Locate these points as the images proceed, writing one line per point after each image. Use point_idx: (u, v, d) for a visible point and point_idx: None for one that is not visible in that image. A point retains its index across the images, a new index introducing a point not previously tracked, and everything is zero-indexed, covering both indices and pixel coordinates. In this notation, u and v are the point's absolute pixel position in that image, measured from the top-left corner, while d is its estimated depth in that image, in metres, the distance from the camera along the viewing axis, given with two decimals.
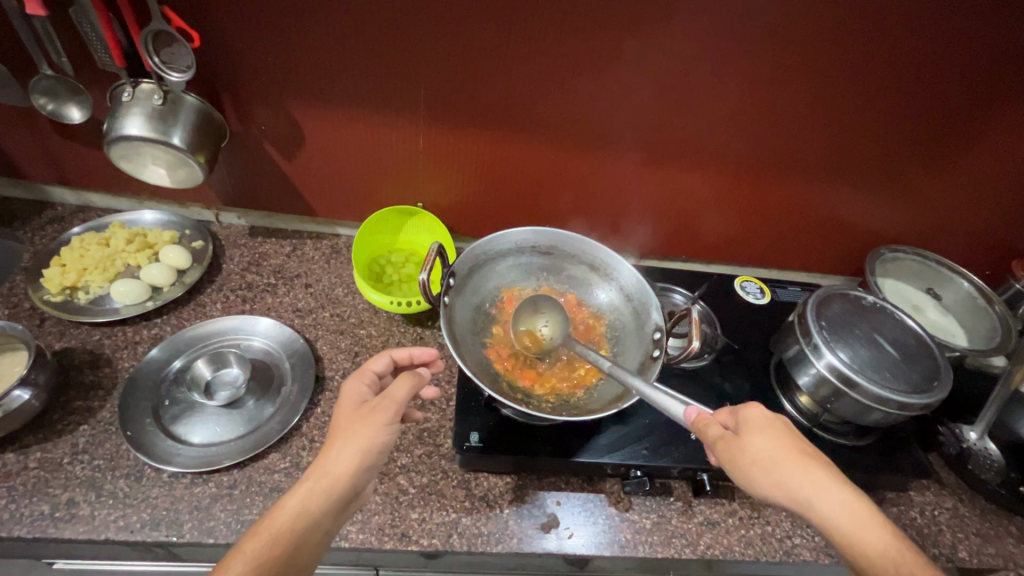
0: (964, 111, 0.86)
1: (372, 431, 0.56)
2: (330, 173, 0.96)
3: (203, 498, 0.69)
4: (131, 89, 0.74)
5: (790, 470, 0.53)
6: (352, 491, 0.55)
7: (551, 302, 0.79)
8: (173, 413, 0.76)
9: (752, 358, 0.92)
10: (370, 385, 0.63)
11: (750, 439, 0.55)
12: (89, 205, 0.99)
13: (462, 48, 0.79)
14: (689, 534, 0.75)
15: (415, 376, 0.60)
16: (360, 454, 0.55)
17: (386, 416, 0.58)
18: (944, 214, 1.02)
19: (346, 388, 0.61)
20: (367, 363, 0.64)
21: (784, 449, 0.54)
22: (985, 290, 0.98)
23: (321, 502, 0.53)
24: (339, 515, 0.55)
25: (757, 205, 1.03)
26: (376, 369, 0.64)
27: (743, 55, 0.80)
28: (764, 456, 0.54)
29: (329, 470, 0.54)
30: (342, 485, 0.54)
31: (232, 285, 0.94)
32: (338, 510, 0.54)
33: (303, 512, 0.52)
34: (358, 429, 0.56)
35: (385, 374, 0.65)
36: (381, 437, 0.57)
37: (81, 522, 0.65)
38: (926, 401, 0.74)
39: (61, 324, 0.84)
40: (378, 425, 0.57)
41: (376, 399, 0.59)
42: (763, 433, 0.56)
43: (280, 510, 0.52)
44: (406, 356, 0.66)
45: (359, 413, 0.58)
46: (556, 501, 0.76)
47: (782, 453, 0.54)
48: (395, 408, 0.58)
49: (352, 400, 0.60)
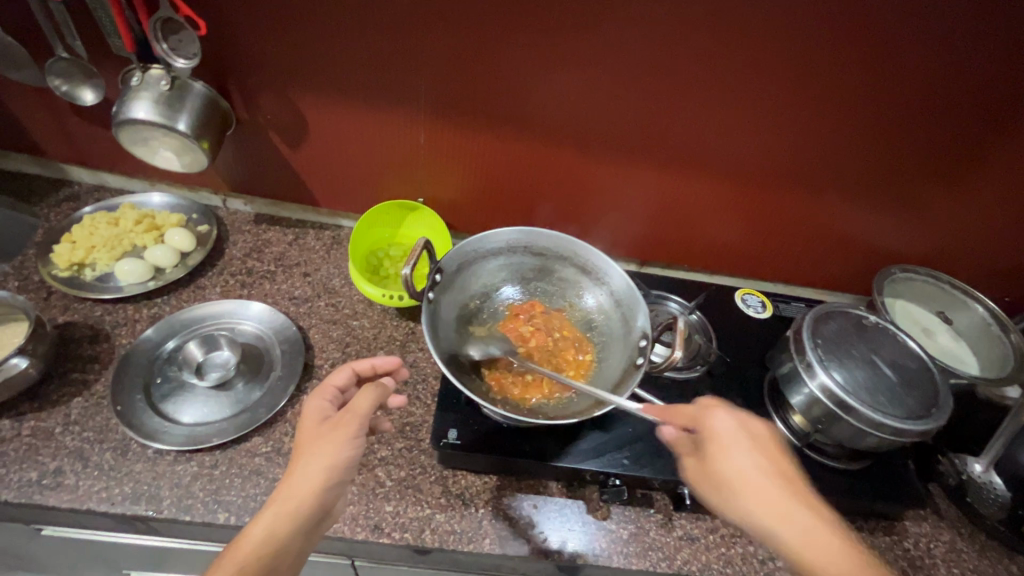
0: (981, 127, 0.82)
1: (336, 447, 0.57)
2: (333, 164, 0.97)
3: (184, 476, 0.70)
4: (141, 75, 0.76)
5: (740, 483, 0.56)
6: (321, 510, 0.56)
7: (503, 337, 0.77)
8: (163, 391, 0.77)
9: (746, 372, 0.90)
10: (333, 400, 0.63)
11: (709, 457, 0.58)
12: (104, 185, 1.02)
13: (462, 45, 0.79)
14: (666, 548, 0.74)
15: (377, 389, 0.61)
16: (325, 472, 0.55)
17: (348, 433, 0.58)
18: (962, 234, 0.98)
19: (308, 406, 0.62)
20: (328, 378, 0.64)
21: (743, 470, 0.56)
22: (1001, 316, 0.94)
23: (288, 524, 0.54)
24: (310, 534, 0.56)
25: (762, 216, 1.01)
26: (337, 385, 0.63)
27: (750, 60, 0.78)
28: (732, 477, 0.56)
29: (292, 492, 0.55)
30: (308, 506, 0.55)
31: (232, 269, 0.95)
32: (308, 531, 0.55)
33: (269, 538, 0.53)
34: (322, 448, 0.57)
35: (348, 386, 0.65)
36: (345, 452, 0.57)
37: (65, 491, 0.67)
38: (923, 428, 0.71)
39: (66, 299, 0.87)
40: (341, 441, 0.57)
41: (339, 415, 0.59)
42: (728, 450, 0.58)
43: (247, 537, 0.53)
44: (369, 368, 0.67)
45: (321, 429, 0.59)
46: (533, 505, 0.75)
47: (740, 469, 0.56)
48: (358, 422, 0.59)
49: (314, 417, 0.60)
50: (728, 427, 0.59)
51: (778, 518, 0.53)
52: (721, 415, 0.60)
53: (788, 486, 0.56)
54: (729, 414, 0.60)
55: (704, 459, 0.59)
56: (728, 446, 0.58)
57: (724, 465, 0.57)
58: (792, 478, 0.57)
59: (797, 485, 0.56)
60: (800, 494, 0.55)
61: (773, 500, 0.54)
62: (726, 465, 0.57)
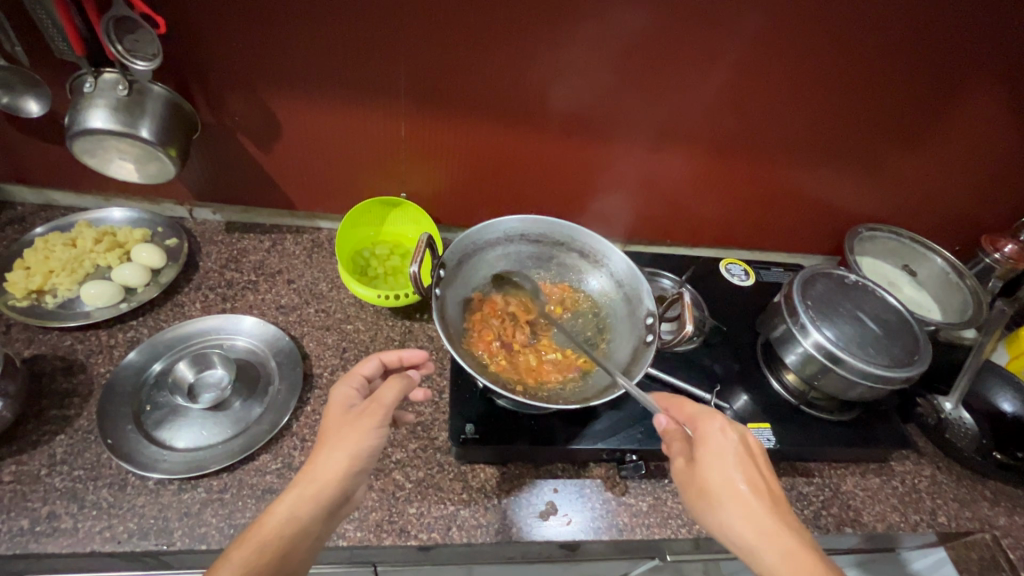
0: (935, 90, 0.87)
1: (361, 434, 0.57)
2: (309, 164, 0.93)
3: (193, 504, 0.67)
4: (93, 80, 0.70)
5: (728, 494, 0.56)
6: (342, 495, 0.56)
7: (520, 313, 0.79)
8: (155, 418, 0.73)
9: (740, 339, 0.93)
10: (360, 389, 0.63)
11: (699, 462, 0.59)
12: (52, 204, 0.94)
13: (441, 33, 0.77)
14: (684, 514, 0.76)
15: (403, 380, 0.61)
16: (348, 458, 0.55)
17: (374, 422, 0.58)
18: (919, 192, 1.05)
19: (333, 393, 0.62)
20: (355, 367, 0.64)
21: (728, 479, 0.57)
22: (957, 265, 1.02)
23: (310, 507, 0.53)
24: (329, 519, 0.55)
25: (739, 188, 1.04)
26: (365, 373, 0.64)
27: (727, 36, 0.79)
28: (716, 483, 0.57)
29: (316, 475, 0.55)
30: (333, 490, 0.55)
31: (210, 283, 0.90)
32: (329, 514, 0.55)
33: (291, 518, 0.52)
34: (347, 435, 0.57)
35: (374, 377, 0.66)
36: (369, 441, 0.57)
37: (64, 536, 0.62)
38: (908, 374, 0.76)
39: (29, 330, 0.80)
40: (366, 430, 0.57)
41: (364, 404, 0.59)
42: (717, 460, 0.58)
43: (266, 520, 0.52)
44: (396, 359, 0.68)
45: (347, 416, 0.58)
46: (553, 489, 0.76)
47: (729, 479, 0.57)
48: (384, 412, 0.58)
49: (341, 404, 0.60)
50: (722, 438, 0.60)
51: (763, 532, 0.54)
52: (718, 425, 0.61)
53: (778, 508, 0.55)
54: (727, 426, 0.61)
55: (693, 461, 0.60)
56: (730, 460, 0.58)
57: (710, 471, 0.58)
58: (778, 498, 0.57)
59: (781, 501, 0.57)
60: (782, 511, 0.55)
61: (756, 514, 0.55)
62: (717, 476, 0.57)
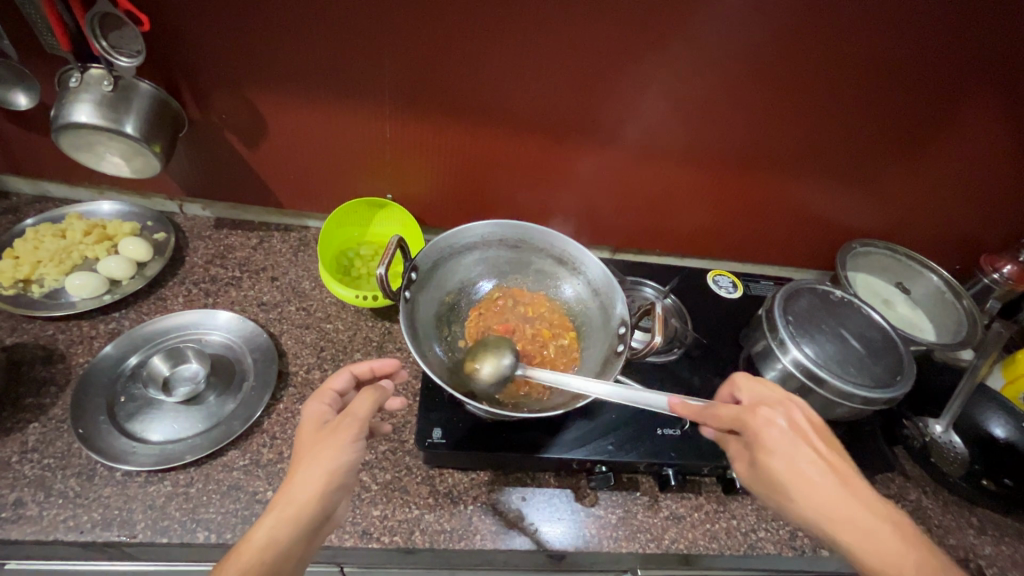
0: (930, 105, 0.86)
1: (338, 449, 0.56)
2: (296, 163, 0.94)
3: (158, 497, 0.67)
4: (80, 75, 0.71)
5: (792, 475, 0.55)
6: (322, 514, 0.54)
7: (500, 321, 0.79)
8: (129, 410, 0.74)
9: (722, 352, 0.92)
10: (333, 404, 0.63)
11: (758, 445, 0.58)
12: (46, 195, 0.95)
13: (425, 38, 0.77)
14: (654, 528, 0.75)
15: (376, 391, 0.61)
16: (325, 476, 0.55)
17: (350, 435, 0.57)
18: (916, 208, 1.03)
19: (307, 410, 0.61)
20: (327, 382, 0.64)
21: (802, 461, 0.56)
22: (954, 284, 0.99)
23: (290, 528, 0.52)
24: (312, 538, 0.54)
25: (729, 199, 1.03)
26: (336, 388, 0.64)
27: (713, 44, 0.79)
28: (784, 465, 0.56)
29: (295, 496, 0.53)
30: (312, 510, 0.53)
31: (194, 278, 0.91)
32: (311, 535, 0.54)
33: (271, 542, 0.51)
34: (323, 451, 0.56)
35: (346, 391, 0.66)
36: (346, 457, 0.56)
37: (28, 523, 0.63)
38: (889, 395, 0.74)
39: (14, 319, 0.81)
40: (343, 443, 0.56)
41: (339, 418, 0.59)
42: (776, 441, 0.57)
43: (245, 549, 0.50)
44: (367, 370, 0.67)
45: (321, 433, 0.58)
46: (522, 497, 0.75)
47: (790, 459, 0.56)
48: (359, 424, 0.58)
49: (314, 421, 0.60)
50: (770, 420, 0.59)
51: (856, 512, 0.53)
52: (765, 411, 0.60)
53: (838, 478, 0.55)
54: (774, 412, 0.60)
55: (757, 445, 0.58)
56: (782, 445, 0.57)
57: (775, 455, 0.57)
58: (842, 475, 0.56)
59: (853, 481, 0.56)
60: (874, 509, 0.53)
61: (825, 492, 0.54)
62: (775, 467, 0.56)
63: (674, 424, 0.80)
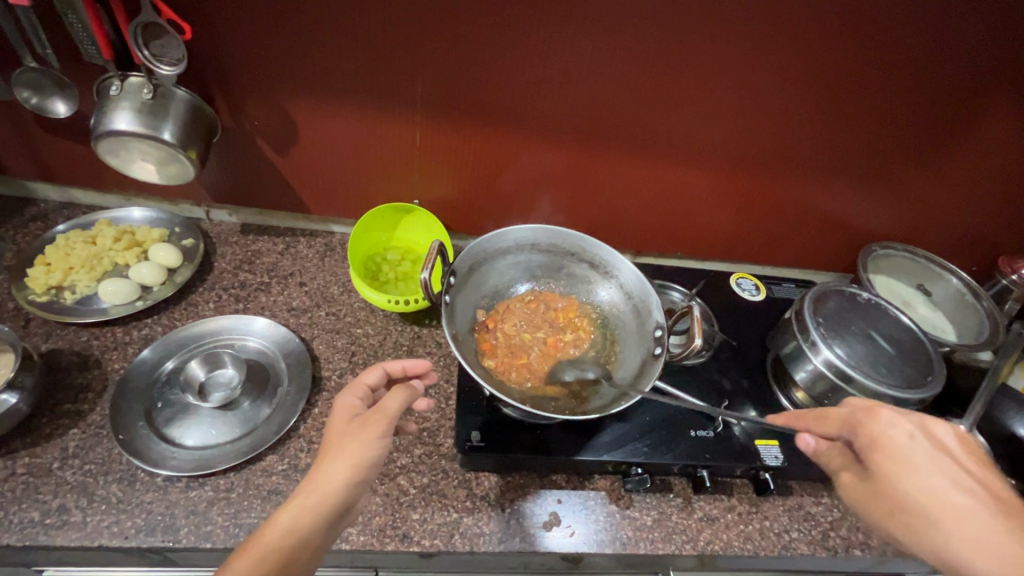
0: (952, 109, 0.87)
1: (364, 443, 0.56)
2: (324, 168, 0.94)
3: (199, 502, 0.67)
4: (120, 83, 0.71)
5: (933, 506, 0.48)
6: (345, 505, 0.55)
7: (530, 326, 0.80)
8: (167, 416, 0.74)
9: (749, 354, 0.92)
10: (364, 398, 0.64)
11: (881, 467, 0.52)
12: (74, 202, 0.96)
13: (458, 46, 0.78)
14: (689, 530, 0.76)
15: (407, 390, 0.61)
16: (352, 469, 0.55)
17: (378, 431, 0.58)
18: (934, 209, 1.04)
19: (340, 402, 0.62)
20: (360, 376, 0.66)
21: (933, 489, 0.49)
22: (973, 286, 1.00)
23: (312, 518, 0.53)
24: (330, 529, 0.55)
25: (752, 202, 1.04)
26: (369, 383, 0.65)
27: (742, 49, 0.79)
28: (916, 495, 0.49)
29: (319, 486, 0.54)
30: (334, 501, 0.54)
31: (224, 284, 0.92)
32: (331, 526, 0.54)
33: (292, 530, 0.52)
34: (352, 444, 0.57)
35: (378, 387, 0.67)
36: (373, 450, 0.57)
37: (73, 529, 0.63)
38: (921, 395, 0.75)
39: (47, 325, 0.81)
40: (371, 439, 0.57)
41: (369, 413, 0.59)
42: (912, 462, 0.51)
43: (268, 531, 0.52)
44: (399, 368, 0.68)
45: (351, 425, 0.59)
46: (557, 499, 0.76)
47: (925, 485, 0.49)
48: (388, 421, 0.59)
49: (345, 413, 0.61)
50: (907, 437, 0.52)
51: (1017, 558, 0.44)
52: (899, 425, 0.53)
53: (1005, 513, 0.47)
54: (909, 426, 0.53)
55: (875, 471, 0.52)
56: (916, 460, 0.50)
57: (907, 483, 0.50)
58: (1011, 506, 0.48)
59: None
60: None
61: (981, 529, 0.46)
62: (907, 486, 0.50)
63: (707, 426, 0.80)
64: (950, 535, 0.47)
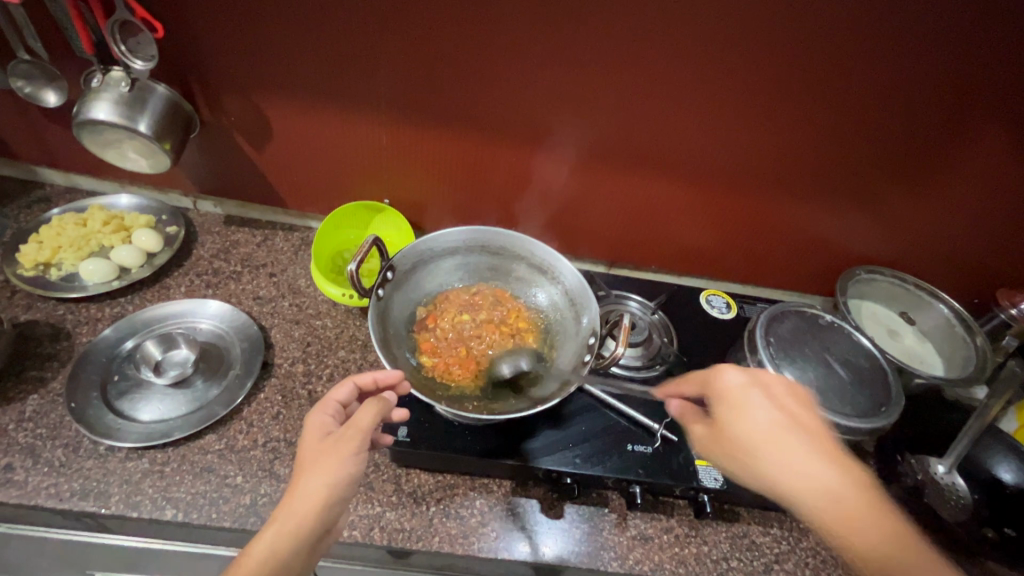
0: (934, 127, 0.83)
1: (339, 462, 0.55)
2: (299, 165, 0.98)
3: (135, 473, 0.70)
4: (101, 76, 0.77)
5: (758, 444, 0.55)
6: (323, 528, 0.54)
7: (471, 326, 0.79)
8: (120, 389, 0.78)
9: (707, 373, 0.89)
10: (336, 416, 0.62)
11: (723, 411, 0.59)
12: (76, 187, 1.03)
13: (419, 50, 0.81)
14: (618, 547, 0.74)
15: (380, 403, 0.61)
16: (328, 489, 0.54)
17: (352, 447, 0.57)
18: (924, 234, 0.98)
19: (310, 421, 0.60)
20: (328, 393, 0.63)
21: (758, 428, 0.56)
22: (964, 318, 0.94)
23: (291, 543, 0.52)
24: (310, 554, 0.53)
25: (726, 217, 1.01)
26: (339, 399, 0.62)
27: (703, 58, 0.78)
28: (753, 435, 0.56)
29: (296, 508, 0.53)
30: (311, 523, 0.53)
31: (198, 270, 0.96)
32: (310, 549, 0.53)
33: (273, 556, 0.51)
34: (324, 462, 0.55)
35: (349, 402, 0.64)
36: (346, 468, 0.56)
37: (14, 487, 0.67)
38: (873, 426, 0.70)
39: (30, 298, 0.87)
40: (343, 456, 0.56)
41: (342, 429, 0.58)
42: (739, 404, 0.58)
43: (247, 558, 0.50)
44: (370, 381, 0.64)
45: (325, 444, 0.57)
46: (486, 504, 0.75)
47: (758, 428, 0.56)
48: (362, 436, 0.58)
49: (317, 432, 0.59)
50: (741, 386, 0.59)
51: (823, 479, 0.53)
52: (733, 374, 0.60)
53: (815, 442, 0.55)
54: (740, 373, 0.60)
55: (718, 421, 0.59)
56: (748, 405, 0.57)
57: (745, 424, 0.57)
58: (819, 436, 0.56)
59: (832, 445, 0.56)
60: (834, 457, 0.54)
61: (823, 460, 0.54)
62: (741, 425, 0.57)
63: (646, 441, 0.78)
64: (776, 461, 0.54)
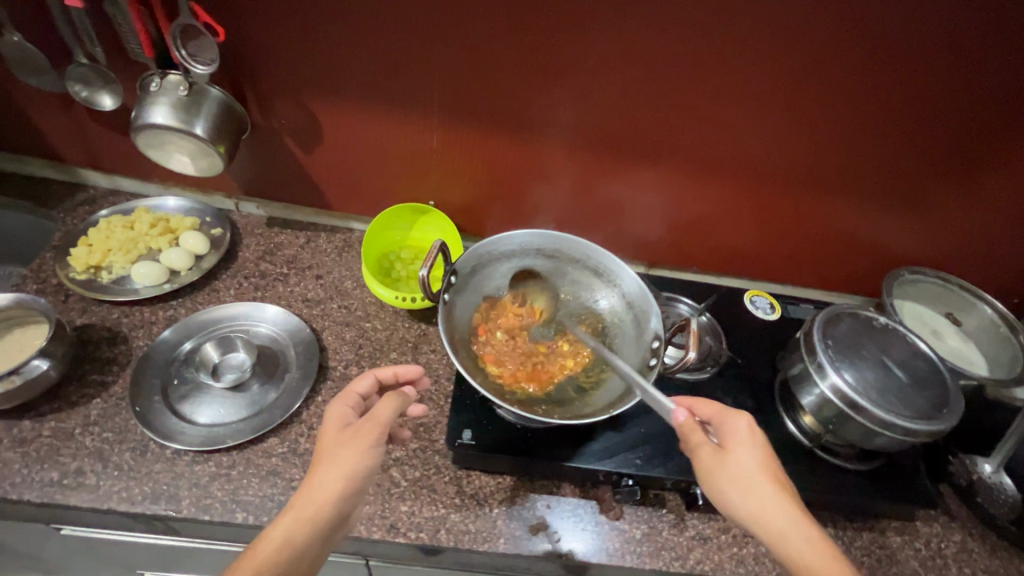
0: (987, 129, 0.83)
1: (356, 454, 0.57)
2: (345, 167, 0.98)
3: (202, 476, 0.71)
4: (159, 80, 0.77)
5: (748, 481, 0.58)
6: (340, 516, 0.55)
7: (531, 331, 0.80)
8: (181, 392, 0.79)
9: (758, 375, 0.90)
10: (355, 407, 0.63)
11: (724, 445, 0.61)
12: (120, 189, 1.03)
13: (476, 52, 0.81)
14: (679, 548, 0.74)
15: (399, 397, 0.62)
16: (344, 480, 0.55)
17: (369, 441, 0.58)
18: (970, 234, 0.99)
19: (331, 411, 0.62)
20: (350, 385, 0.65)
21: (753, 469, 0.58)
22: (1009, 318, 0.94)
23: (306, 530, 0.53)
24: (326, 540, 0.55)
25: (771, 219, 1.01)
26: (360, 391, 0.64)
27: (761, 62, 0.79)
28: (744, 472, 0.58)
29: (314, 497, 0.54)
30: (328, 512, 0.54)
31: (246, 272, 0.97)
32: (327, 537, 0.55)
33: (287, 543, 0.52)
34: (343, 453, 0.57)
35: (369, 394, 0.66)
36: (364, 461, 0.57)
37: (87, 490, 0.68)
38: (934, 428, 0.71)
39: (84, 301, 0.88)
40: (361, 449, 0.57)
41: (361, 421, 0.59)
42: (743, 446, 0.60)
43: (263, 543, 0.52)
44: (390, 375, 0.68)
45: (345, 434, 0.59)
46: (547, 505, 0.76)
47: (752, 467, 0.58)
48: (379, 430, 0.59)
49: (337, 422, 0.60)
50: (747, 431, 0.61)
51: (795, 525, 0.55)
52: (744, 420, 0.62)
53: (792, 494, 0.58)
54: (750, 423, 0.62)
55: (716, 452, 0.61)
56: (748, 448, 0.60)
57: (739, 461, 0.59)
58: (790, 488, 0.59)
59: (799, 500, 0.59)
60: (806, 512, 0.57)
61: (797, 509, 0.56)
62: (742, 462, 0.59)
63: None
64: (764, 500, 0.56)
